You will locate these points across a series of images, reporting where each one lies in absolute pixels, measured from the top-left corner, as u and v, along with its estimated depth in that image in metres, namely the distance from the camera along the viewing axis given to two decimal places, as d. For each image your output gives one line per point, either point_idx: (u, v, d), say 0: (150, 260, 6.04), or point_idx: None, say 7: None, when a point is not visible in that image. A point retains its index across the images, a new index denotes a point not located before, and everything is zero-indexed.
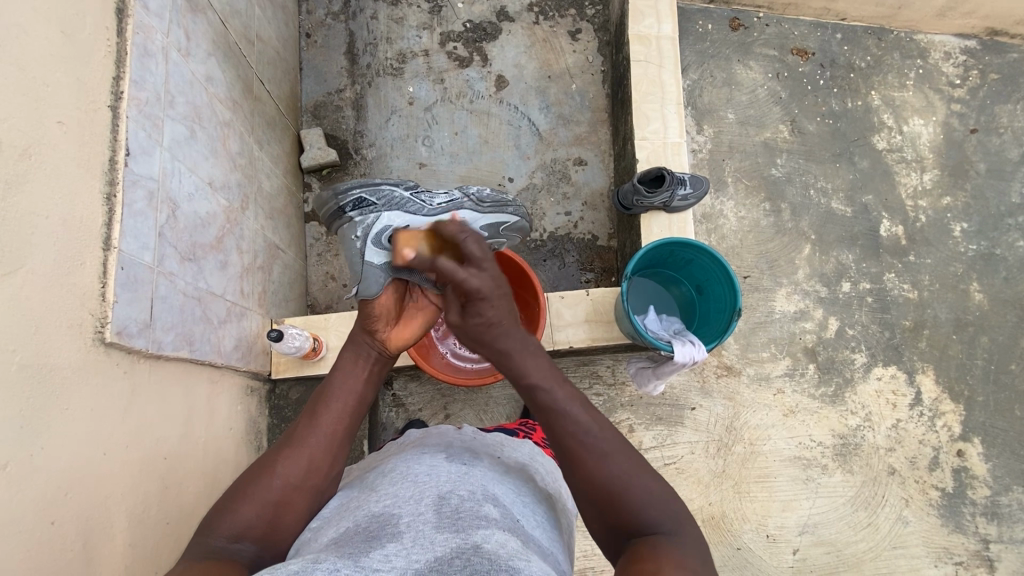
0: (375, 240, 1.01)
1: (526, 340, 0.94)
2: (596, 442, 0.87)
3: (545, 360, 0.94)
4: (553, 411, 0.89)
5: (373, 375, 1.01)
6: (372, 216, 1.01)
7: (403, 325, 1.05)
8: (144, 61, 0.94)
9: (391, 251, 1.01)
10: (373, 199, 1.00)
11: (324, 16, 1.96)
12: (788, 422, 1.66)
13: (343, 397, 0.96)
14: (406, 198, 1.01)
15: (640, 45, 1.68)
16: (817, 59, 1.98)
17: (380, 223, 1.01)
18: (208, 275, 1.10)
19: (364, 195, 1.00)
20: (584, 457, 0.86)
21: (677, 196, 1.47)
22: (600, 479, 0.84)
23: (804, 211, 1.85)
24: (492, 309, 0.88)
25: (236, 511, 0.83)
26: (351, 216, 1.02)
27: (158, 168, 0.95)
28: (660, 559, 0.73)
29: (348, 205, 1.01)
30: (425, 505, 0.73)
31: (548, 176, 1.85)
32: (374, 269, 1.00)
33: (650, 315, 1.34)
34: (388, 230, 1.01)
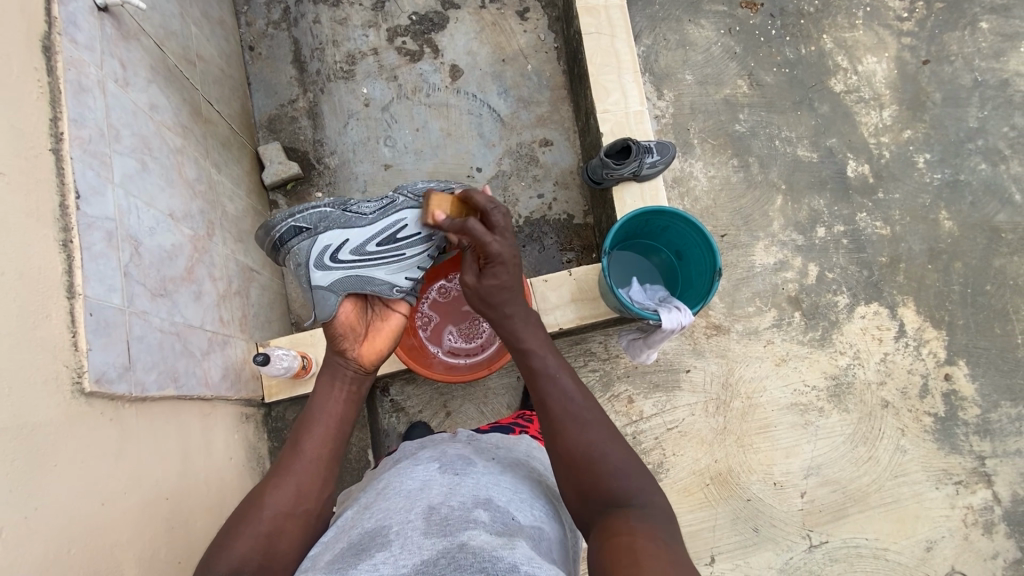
0: (319, 261, 1.04)
1: (529, 312, 0.99)
2: (580, 411, 0.91)
3: (540, 330, 0.99)
4: (544, 375, 0.94)
5: (353, 395, 1.02)
6: (309, 241, 1.03)
7: (372, 339, 1.06)
8: (80, 97, 0.90)
9: (341, 267, 1.04)
10: (309, 224, 1.03)
11: (265, 26, 1.90)
12: (781, 371, 1.70)
13: (323, 420, 0.96)
14: (345, 211, 1.05)
15: (590, 17, 1.65)
16: (766, 10, 1.99)
17: (319, 245, 1.03)
18: (183, 307, 1.07)
19: (296, 224, 1.03)
20: (570, 427, 0.89)
21: (646, 163, 1.45)
22: (580, 449, 0.87)
23: (771, 162, 1.86)
24: (508, 274, 0.94)
25: (230, 545, 0.82)
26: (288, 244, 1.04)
27: (113, 207, 0.92)
28: (634, 528, 0.76)
29: (282, 235, 1.04)
30: (415, 514, 0.73)
31: (516, 161, 1.84)
32: (324, 289, 1.03)
33: (634, 287, 1.33)
34: (329, 248, 1.04)
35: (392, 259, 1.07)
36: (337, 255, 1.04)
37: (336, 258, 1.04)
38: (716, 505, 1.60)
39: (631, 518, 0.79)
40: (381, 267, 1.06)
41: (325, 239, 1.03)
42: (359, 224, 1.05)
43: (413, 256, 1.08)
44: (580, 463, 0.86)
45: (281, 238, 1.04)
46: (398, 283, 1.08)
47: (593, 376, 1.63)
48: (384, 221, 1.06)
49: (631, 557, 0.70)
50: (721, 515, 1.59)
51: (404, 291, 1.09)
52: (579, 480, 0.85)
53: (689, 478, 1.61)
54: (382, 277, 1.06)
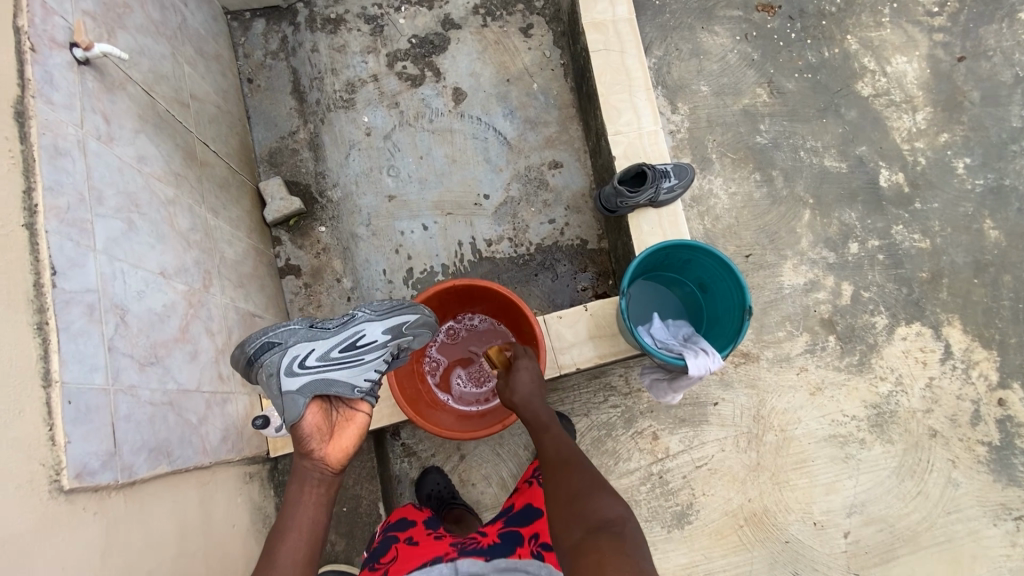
0: (288, 370, 1.05)
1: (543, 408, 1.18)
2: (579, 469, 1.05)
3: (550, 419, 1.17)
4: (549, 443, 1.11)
5: (322, 496, 1.05)
6: (279, 353, 1.05)
7: (337, 438, 1.09)
8: (56, 162, 0.85)
9: (307, 374, 1.06)
10: (279, 339, 1.05)
11: (263, 57, 1.86)
12: (817, 401, 1.58)
13: (295, 527, 1.01)
14: (310, 325, 1.08)
15: (597, 33, 1.57)
16: (784, 12, 1.89)
17: (287, 356, 1.05)
18: (178, 372, 1.02)
19: (268, 338, 1.05)
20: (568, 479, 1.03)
21: (662, 189, 1.36)
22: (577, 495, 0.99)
23: (796, 175, 1.75)
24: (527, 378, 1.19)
25: None
26: (259, 359, 1.04)
27: (96, 276, 0.86)
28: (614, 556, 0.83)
29: (255, 351, 1.04)
30: None
31: (524, 185, 1.76)
32: (293, 393, 1.05)
33: (655, 322, 1.23)
34: (296, 357, 1.05)
35: (355, 364, 1.11)
36: (305, 363, 1.06)
37: (304, 365, 1.06)
38: (752, 548, 1.49)
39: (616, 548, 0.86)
40: (344, 370, 1.10)
41: (294, 349, 1.06)
42: (325, 334, 1.08)
43: (373, 360, 1.12)
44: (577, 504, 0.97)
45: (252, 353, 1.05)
46: (359, 385, 1.11)
47: (614, 412, 1.54)
48: (347, 330, 1.11)
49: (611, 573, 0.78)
50: (758, 559, 1.49)
51: (365, 391, 1.13)
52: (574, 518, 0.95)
53: (722, 520, 1.50)
54: (343, 379, 1.10)
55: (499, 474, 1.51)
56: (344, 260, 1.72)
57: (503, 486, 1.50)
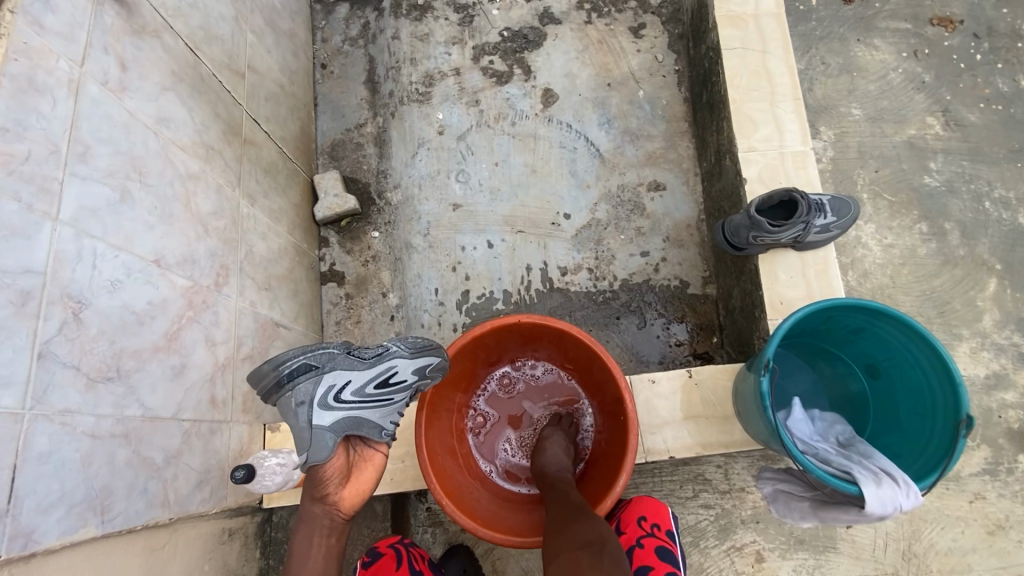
0: (321, 402, 0.80)
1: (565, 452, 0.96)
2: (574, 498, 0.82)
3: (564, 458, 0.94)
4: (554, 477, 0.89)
5: (332, 549, 0.82)
6: (312, 381, 0.80)
7: (354, 479, 0.85)
8: (25, 98, 0.64)
9: (342, 410, 0.82)
10: (316, 362, 0.80)
11: (341, 42, 1.69)
12: (997, 545, 1.14)
13: None
14: (348, 350, 0.83)
15: (733, 27, 1.25)
16: (967, 28, 1.53)
17: (322, 386, 0.80)
18: (148, 393, 0.77)
19: (305, 360, 0.79)
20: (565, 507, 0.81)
21: (814, 227, 1.00)
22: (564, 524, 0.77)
23: (979, 232, 1.34)
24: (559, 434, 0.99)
25: None
26: (288, 384, 0.79)
27: (46, 254, 0.64)
28: None
29: (284, 374, 0.79)
30: None
31: (615, 208, 1.45)
32: (322, 429, 0.80)
33: (797, 412, 0.87)
34: (333, 387, 0.81)
35: (388, 402, 0.86)
36: (340, 396, 0.82)
37: (339, 398, 0.82)
38: None
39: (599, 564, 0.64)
40: (375, 410, 0.85)
41: (330, 378, 0.81)
42: (362, 364, 0.83)
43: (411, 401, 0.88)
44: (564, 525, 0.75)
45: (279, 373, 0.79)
46: (388, 426, 0.87)
47: (706, 515, 1.16)
48: (394, 363, 0.85)
49: None
50: None
51: (393, 432, 0.89)
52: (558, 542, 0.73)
53: None
54: (375, 419, 0.86)
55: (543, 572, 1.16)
56: (394, 273, 1.48)
57: None
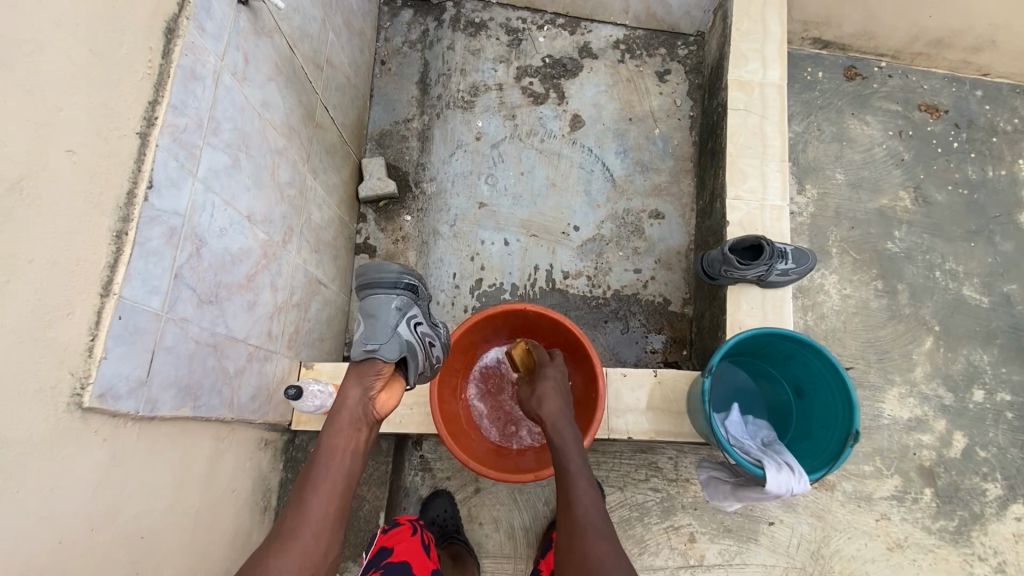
0: (406, 315, 1.03)
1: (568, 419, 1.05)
2: (591, 508, 0.90)
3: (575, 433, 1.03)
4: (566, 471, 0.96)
5: (359, 448, 0.97)
6: (408, 299, 1.05)
7: (387, 391, 1.05)
8: (188, 84, 0.86)
9: (410, 333, 1.03)
10: (416, 289, 1.07)
11: (401, 44, 1.90)
12: (894, 559, 1.33)
13: (331, 476, 0.91)
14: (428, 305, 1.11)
15: (741, 91, 1.47)
16: (951, 117, 1.74)
17: (412, 305, 1.05)
18: (231, 318, 0.99)
19: (411, 282, 1.06)
20: (579, 516, 0.89)
21: (776, 270, 1.21)
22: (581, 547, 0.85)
23: (926, 296, 1.54)
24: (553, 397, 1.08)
25: None
26: (394, 290, 1.03)
27: (187, 201, 0.85)
28: None
29: (395, 281, 1.04)
30: None
31: (618, 228, 1.66)
32: (398, 333, 1.01)
33: (733, 415, 1.08)
34: (417, 313, 1.05)
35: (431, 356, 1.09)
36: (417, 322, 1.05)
37: (415, 323, 1.04)
38: None
39: None
40: (423, 355, 1.07)
41: (417, 307, 1.06)
42: (433, 318, 1.11)
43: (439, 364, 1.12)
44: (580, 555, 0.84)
45: (388, 279, 1.04)
46: (423, 370, 1.08)
47: (653, 497, 1.37)
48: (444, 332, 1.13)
49: None
50: None
51: (417, 380, 1.09)
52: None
53: None
54: (420, 361, 1.06)
55: (510, 522, 1.38)
56: (419, 254, 1.69)
57: (511, 537, 1.37)
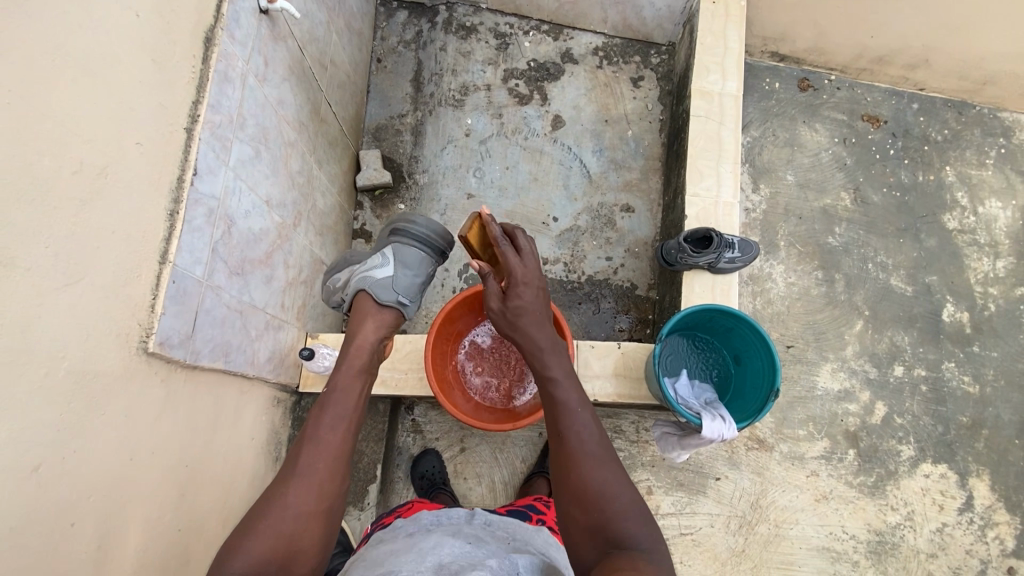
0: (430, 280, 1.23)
1: (554, 340, 1.03)
2: (591, 444, 0.92)
3: (563, 359, 1.02)
4: (564, 407, 0.96)
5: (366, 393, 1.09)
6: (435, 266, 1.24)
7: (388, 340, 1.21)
8: (223, 86, 1.00)
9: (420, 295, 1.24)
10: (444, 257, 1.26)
11: (397, 43, 2.04)
12: (820, 509, 1.56)
13: (343, 417, 1.01)
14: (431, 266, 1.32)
15: (702, 100, 1.65)
16: (889, 127, 1.91)
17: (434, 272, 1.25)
18: (253, 289, 1.14)
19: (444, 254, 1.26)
20: (582, 459, 0.90)
21: (723, 258, 1.41)
22: (590, 483, 0.87)
23: (859, 284, 1.76)
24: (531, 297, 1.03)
25: (245, 546, 0.83)
26: (434, 258, 1.22)
27: (221, 187, 1.00)
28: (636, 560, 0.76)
29: (437, 250, 1.22)
30: (424, 566, 0.75)
31: (593, 219, 1.84)
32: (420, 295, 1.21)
33: (681, 378, 1.28)
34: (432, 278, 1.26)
35: None
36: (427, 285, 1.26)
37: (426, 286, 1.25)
38: None
39: (636, 558, 0.77)
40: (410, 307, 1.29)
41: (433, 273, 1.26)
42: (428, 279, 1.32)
43: None
44: (589, 499, 0.86)
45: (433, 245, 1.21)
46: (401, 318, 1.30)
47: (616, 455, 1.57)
48: None
49: None
50: None
51: None
52: (587, 514, 0.85)
53: None
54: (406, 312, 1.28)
55: (491, 477, 1.56)
56: None
57: (492, 489, 1.55)
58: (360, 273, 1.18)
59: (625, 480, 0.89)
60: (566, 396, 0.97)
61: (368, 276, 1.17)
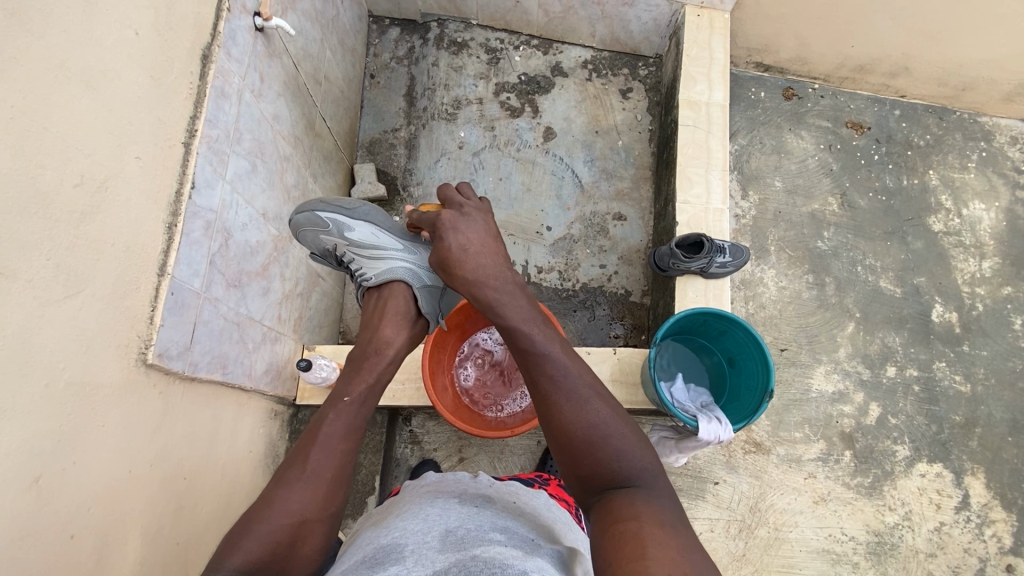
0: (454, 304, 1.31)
1: (508, 283, 1.04)
2: (572, 384, 0.89)
3: (523, 304, 1.01)
4: (533, 352, 0.93)
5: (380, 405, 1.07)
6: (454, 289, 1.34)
7: None
8: (219, 101, 1.02)
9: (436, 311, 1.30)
10: None
11: (389, 59, 2.07)
12: (819, 511, 1.56)
13: (359, 422, 1.00)
14: None
15: (690, 109, 1.69)
16: (872, 133, 1.96)
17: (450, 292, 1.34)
18: (250, 301, 1.15)
19: None
20: (562, 403, 0.88)
21: (715, 263, 1.43)
22: (577, 426, 0.86)
23: (849, 287, 1.79)
24: (469, 241, 1.07)
25: (245, 545, 0.81)
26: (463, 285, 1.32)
27: (218, 200, 1.01)
28: (640, 514, 0.75)
29: None
30: (431, 536, 0.75)
31: (586, 228, 1.87)
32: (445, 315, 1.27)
33: (677, 383, 1.29)
34: None
35: None
36: None
37: None
38: None
39: (637, 501, 0.78)
40: None
41: None
42: None
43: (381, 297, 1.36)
44: (579, 443, 0.85)
45: None
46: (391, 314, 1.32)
47: None
48: None
49: (637, 548, 0.69)
50: None
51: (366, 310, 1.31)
52: (578, 464, 0.84)
53: None
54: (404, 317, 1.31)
55: None
56: None
57: None
58: (405, 264, 1.19)
59: (615, 414, 0.87)
60: (533, 343, 0.95)
61: (416, 275, 1.19)
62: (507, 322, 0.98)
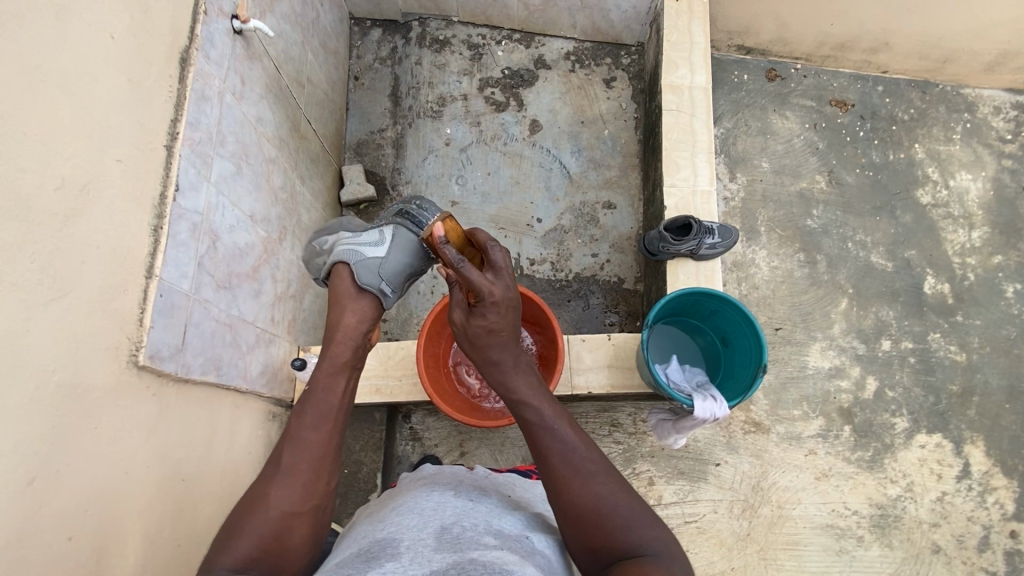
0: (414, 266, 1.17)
1: (520, 357, 1.01)
2: (581, 461, 0.87)
3: (533, 379, 0.99)
4: (541, 427, 0.91)
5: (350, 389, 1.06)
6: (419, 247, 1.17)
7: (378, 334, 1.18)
8: (200, 104, 1.02)
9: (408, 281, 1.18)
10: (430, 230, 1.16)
11: (373, 60, 2.08)
12: (821, 487, 1.57)
13: (325, 408, 0.99)
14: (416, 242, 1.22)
15: (672, 94, 1.70)
16: (857, 110, 1.96)
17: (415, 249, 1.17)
18: (241, 302, 1.15)
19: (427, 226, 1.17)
20: (571, 480, 0.85)
21: (704, 244, 1.44)
22: (587, 503, 0.83)
23: (841, 264, 1.79)
24: (496, 314, 0.99)
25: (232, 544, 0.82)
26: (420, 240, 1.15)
27: (204, 202, 1.02)
28: (646, 572, 0.73)
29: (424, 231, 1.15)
30: (426, 532, 0.75)
31: (576, 218, 1.87)
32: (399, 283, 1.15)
33: (671, 364, 1.30)
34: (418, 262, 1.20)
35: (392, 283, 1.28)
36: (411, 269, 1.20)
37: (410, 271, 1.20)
38: None
39: (646, 563, 0.75)
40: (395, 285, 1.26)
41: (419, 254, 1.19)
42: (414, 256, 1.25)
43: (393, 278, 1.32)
44: (589, 518, 0.82)
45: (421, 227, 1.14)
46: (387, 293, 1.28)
47: (615, 448, 1.57)
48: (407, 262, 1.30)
49: None
50: None
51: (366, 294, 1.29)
52: (587, 535, 0.82)
53: None
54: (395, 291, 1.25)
55: None
56: None
57: None
58: (346, 243, 1.15)
59: (625, 492, 0.85)
60: (541, 418, 0.93)
61: (355, 250, 1.13)
62: (517, 396, 0.96)
